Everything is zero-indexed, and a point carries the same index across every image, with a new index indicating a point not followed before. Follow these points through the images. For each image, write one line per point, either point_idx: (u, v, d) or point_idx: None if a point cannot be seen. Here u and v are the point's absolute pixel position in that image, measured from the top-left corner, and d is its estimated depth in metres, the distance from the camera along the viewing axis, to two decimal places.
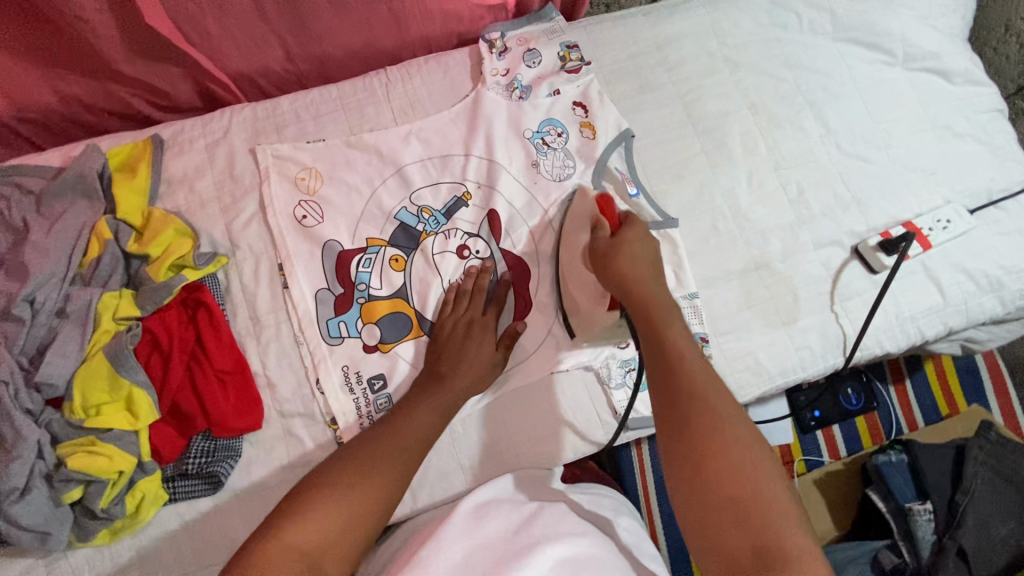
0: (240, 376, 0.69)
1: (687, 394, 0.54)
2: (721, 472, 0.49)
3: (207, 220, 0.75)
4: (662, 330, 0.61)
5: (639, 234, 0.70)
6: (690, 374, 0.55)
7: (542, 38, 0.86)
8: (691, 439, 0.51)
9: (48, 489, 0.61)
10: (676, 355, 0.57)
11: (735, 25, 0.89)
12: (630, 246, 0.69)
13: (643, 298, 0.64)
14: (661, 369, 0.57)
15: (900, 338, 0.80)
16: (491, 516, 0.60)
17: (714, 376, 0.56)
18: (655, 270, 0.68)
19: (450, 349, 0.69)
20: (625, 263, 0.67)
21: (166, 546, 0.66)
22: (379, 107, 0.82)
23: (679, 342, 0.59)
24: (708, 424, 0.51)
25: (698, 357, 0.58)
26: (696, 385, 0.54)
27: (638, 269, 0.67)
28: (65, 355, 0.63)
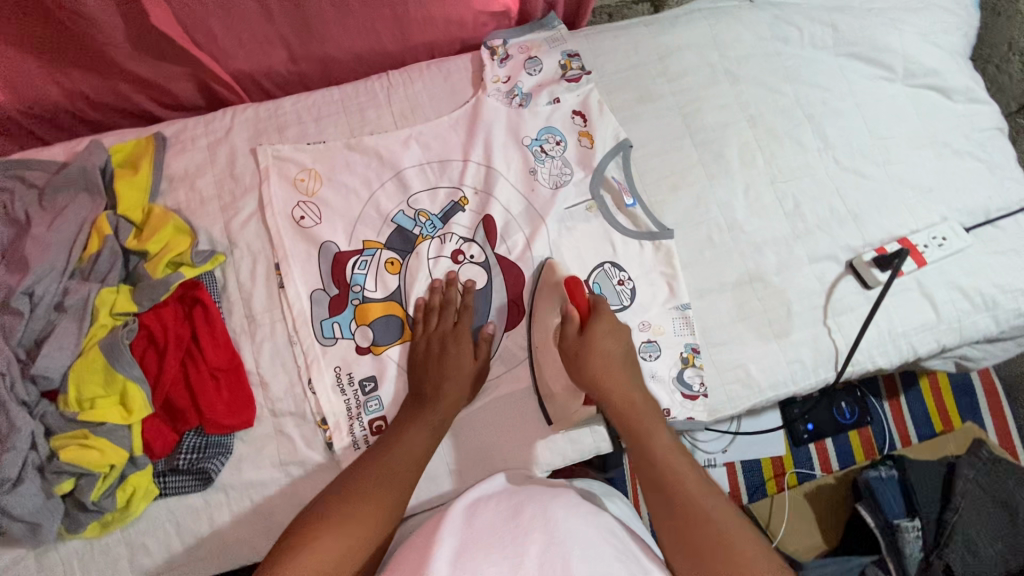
0: (234, 374, 0.70)
1: (691, 525, 0.53)
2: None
3: (206, 218, 0.76)
4: (647, 443, 0.61)
5: (609, 328, 0.68)
6: (686, 491, 0.56)
7: (544, 45, 0.87)
8: (703, 565, 0.51)
9: (40, 480, 0.62)
10: (666, 469, 0.59)
11: (737, 37, 0.90)
12: (601, 342, 0.67)
13: (624, 405, 0.65)
14: (657, 492, 0.57)
15: (892, 354, 0.80)
16: (483, 509, 0.56)
17: (706, 485, 0.58)
18: (626, 366, 0.68)
19: (432, 363, 0.70)
20: (599, 363, 0.66)
21: (156, 540, 0.67)
22: (380, 111, 0.83)
23: (667, 453, 0.60)
24: (714, 544, 0.52)
25: (686, 464, 0.60)
26: (693, 504, 0.55)
27: (613, 371, 0.66)
28: (61, 348, 0.64)
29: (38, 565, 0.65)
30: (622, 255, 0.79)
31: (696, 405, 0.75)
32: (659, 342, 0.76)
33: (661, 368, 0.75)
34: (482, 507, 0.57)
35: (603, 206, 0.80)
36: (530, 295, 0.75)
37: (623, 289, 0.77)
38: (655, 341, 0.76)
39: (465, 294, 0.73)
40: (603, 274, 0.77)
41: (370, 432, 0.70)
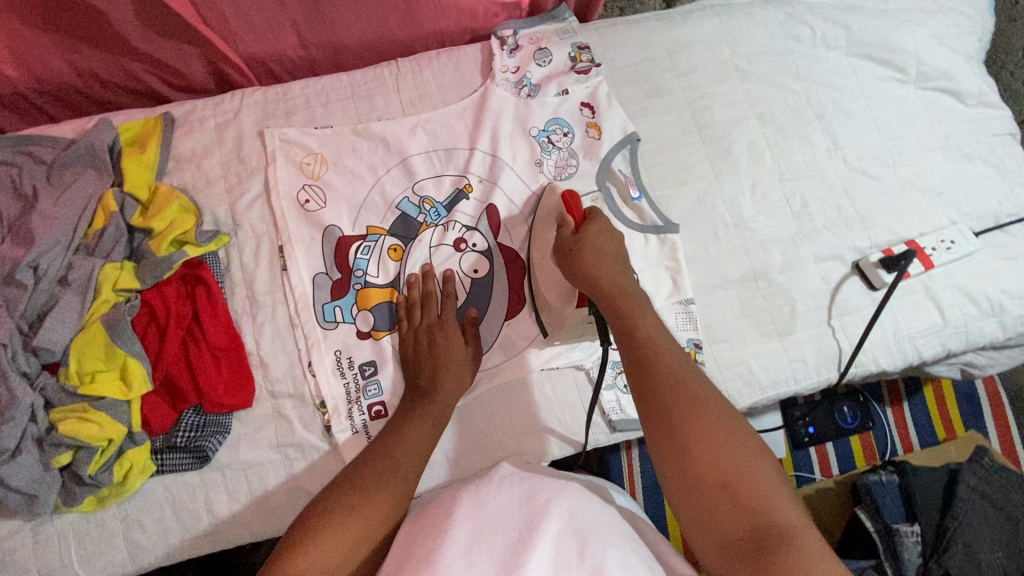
0: (234, 354, 0.70)
1: (670, 391, 0.54)
2: (711, 451, 0.50)
3: (212, 198, 0.76)
4: (634, 326, 0.61)
5: (602, 228, 0.68)
6: (669, 371, 0.56)
7: (555, 37, 0.87)
8: (681, 435, 0.52)
9: (38, 452, 0.62)
10: (651, 347, 0.58)
11: (748, 35, 0.89)
12: (596, 237, 0.67)
13: (615, 296, 0.63)
14: (640, 375, 0.57)
15: (896, 357, 0.80)
16: (497, 492, 0.53)
17: (689, 365, 0.57)
18: (620, 262, 0.67)
19: (430, 354, 0.69)
20: (592, 260, 0.65)
21: (151, 516, 0.67)
22: (388, 98, 0.83)
23: (653, 334, 0.60)
24: (692, 412, 0.53)
25: (670, 345, 0.59)
26: (676, 378, 0.55)
27: (605, 263, 0.65)
28: (63, 322, 0.64)
29: (34, 537, 0.65)
30: (627, 248, 0.78)
31: None
32: None
33: None
34: (493, 489, 0.53)
35: (609, 199, 0.80)
36: (529, 216, 0.78)
37: None
38: None
39: (447, 285, 0.73)
40: None
41: (368, 416, 0.70)
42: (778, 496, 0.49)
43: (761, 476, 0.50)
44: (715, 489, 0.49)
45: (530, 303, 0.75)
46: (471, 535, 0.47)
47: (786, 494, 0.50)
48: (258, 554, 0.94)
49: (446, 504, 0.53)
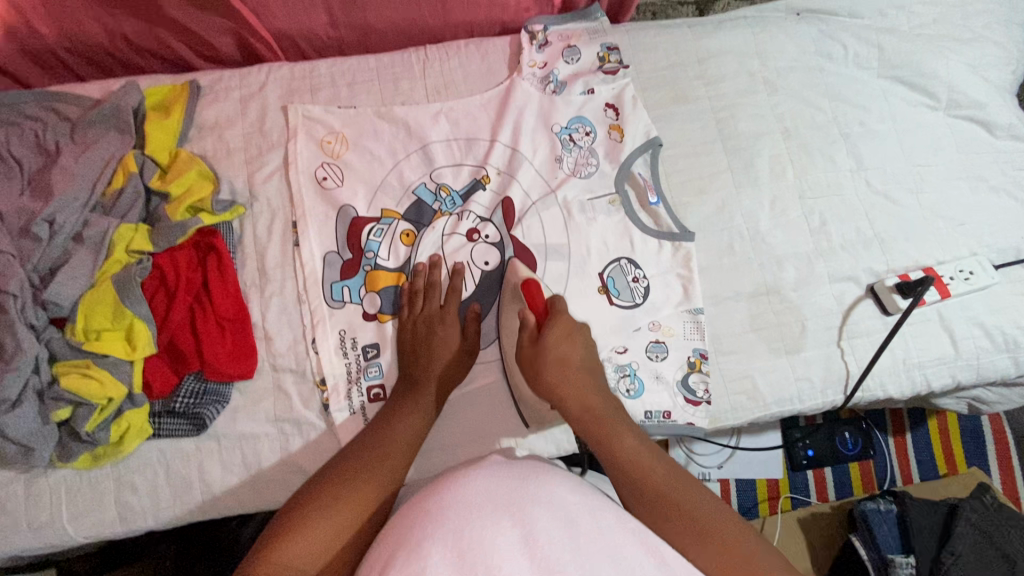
0: (240, 324, 0.70)
1: (674, 521, 0.52)
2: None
3: (230, 169, 0.76)
4: (617, 447, 0.58)
5: (561, 333, 0.65)
6: (667, 497, 0.53)
7: (584, 36, 0.86)
8: (704, 567, 0.49)
9: (39, 405, 0.63)
10: (640, 470, 0.55)
11: (780, 48, 0.89)
12: (555, 348, 0.64)
13: (589, 415, 0.60)
14: (640, 505, 0.54)
15: (904, 384, 0.79)
16: (483, 478, 0.50)
17: (682, 479, 0.55)
18: (586, 369, 0.64)
19: (419, 340, 0.70)
20: (555, 377, 0.62)
21: (144, 479, 0.67)
22: (413, 83, 0.82)
23: (637, 453, 0.57)
24: (707, 542, 0.50)
25: (656, 461, 0.57)
26: (676, 500, 0.53)
27: (570, 375, 0.63)
28: (75, 278, 0.64)
29: (28, 489, 0.65)
30: (640, 253, 0.78)
31: (697, 411, 0.74)
32: (667, 344, 0.75)
33: (666, 370, 0.74)
34: (477, 474, 0.51)
35: (626, 201, 0.79)
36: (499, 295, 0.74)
37: (637, 286, 0.76)
38: (663, 342, 0.75)
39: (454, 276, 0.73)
40: (618, 268, 0.77)
41: (367, 398, 0.70)
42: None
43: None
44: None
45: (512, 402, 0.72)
46: (457, 523, 0.45)
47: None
48: (243, 530, 0.94)
49: (429, 493, 0.50)
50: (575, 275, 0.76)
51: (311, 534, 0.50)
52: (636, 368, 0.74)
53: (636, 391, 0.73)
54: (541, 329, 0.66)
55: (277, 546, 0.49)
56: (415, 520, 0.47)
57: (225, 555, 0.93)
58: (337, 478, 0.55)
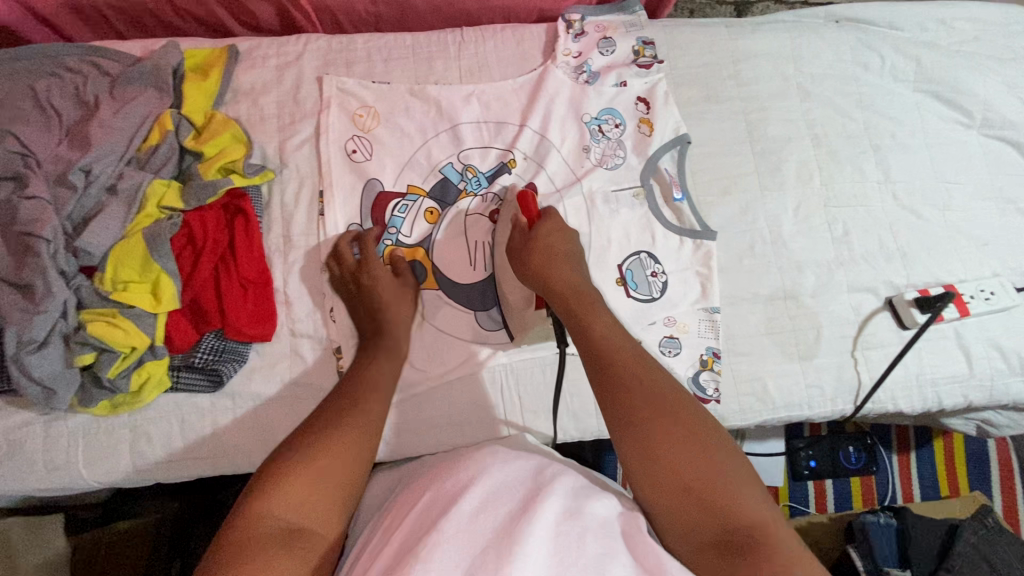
0: (262, 287, 0.71)
1: (627, 389, 0.54)
2: (677, 446, 0.50)
3: (263, 135, 0.78)
4: (590, 331, 0.60)
5: (552, 229, 0.69)
6: (627, 376, 0.55)
7: (621, 28, 0.86)
8: (646, 438, 0.51)
9: (64, 349, 0.64)
10: (607, 344, 0.58)
11: (816, 54, 0.88)
12: (544, 237, 0.68)
13: (572, 295, 0.64)
14: (597, 374, 0.57)
15: (915, 400, 0.78)
16: (494, 467, 0.50)
17: (648, 364, 0.56)
18: (571, 260, 0.68)
19: (363, 298, 0.69)
20: (542, 260, 0.67)
21: (159, 430, 0.68)
22: (448, 63, 0.83)
23: (608, 331, 0.60)
24: (656, 414, 0.52)
25: (628, 347, 0.58)
26: (635, 374, 0.55)
27: (555, 260, 0.67)
28: (107, 228, 0.66)
29: (47, 431, 0.67)
30: (661, 247, 0.78)
31: (705, 409, 0.74)
32: (680, 340, 0.76)
33: (677, 366, 0.75)
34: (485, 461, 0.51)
35: (651, 196, 0.79)
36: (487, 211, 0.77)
37: (655, 281, 0.77)
38: (677, 338, 0.76)
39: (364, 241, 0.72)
40: (638, 262, 0.77)
41: None
42: (749, 491, 0.48)
43: (730, 469, 0.49)
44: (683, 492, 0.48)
45: (500, 312, 0.74)
46: (471, 509, 0.45)
47: (758, 491, 0.49)
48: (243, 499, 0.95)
49: (438, 481, 0.51)
50: (594, 265, 0.76)
51: (298, 484, 0.49)
52: None
53: None
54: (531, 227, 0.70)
55: (263, 495, 0.48)
56: (425, 512, 0.47)
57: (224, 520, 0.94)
58: (322, 428, 0.54)
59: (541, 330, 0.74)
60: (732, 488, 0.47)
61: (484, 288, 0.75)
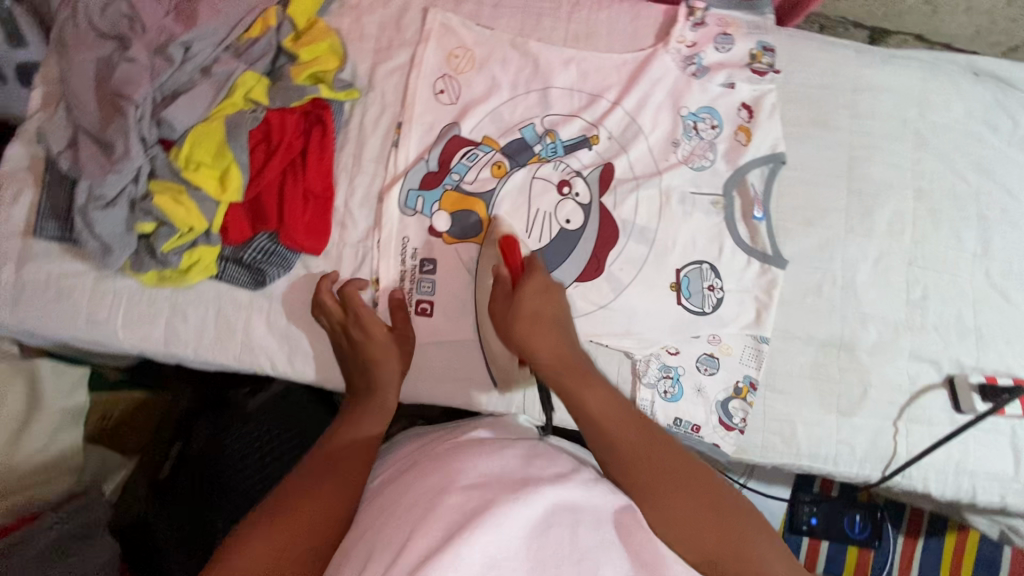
0: (323, 202, 0.71)
1: (640, 461, 0.54)
2: (701, 521, 0.50)
3: (357, 52, 0.77)
4: (584, 398, 0.58)
5: (539, 287, 0.63)
6: (632, 457, 0.54)
7: (744, 28, 0.81)
8: (664, 531, 0.51)
9: (128, 212, 0.66)
10: (610, 418, 0.57)
11: (945, 103, 0.81)
12: (531, 297, 0.62)
13: (561, 366, 0.60)
14: (606, 449, 0.55)
15: (947, 487, 0.73)
16: (483, 460, 0.50)
17: (651, 439, 0.56)
18: (559, 323, 0.63)
19: (354, 351, 0.69)
20: (526, 327, 0.61)
21: (195, 312, 0.70)
22: (557, 24, 0.80)
23: (605, 401, 0.58)
24: (671, 497, 0.51)
25: (622, 411, 0.58)
26: (642, 454, 0.54)
27: (543, 325, 0.61)
28: (192, 107, 0.66)
29: (95, 286, 0.69)
30: (724, 263, 0.75)
31: (726, 436, 0.72)
32: (720, 360, 0.73)
33: (709, 385, 0.73)
34: (468, 454, 0.51)
35: (729, 208, 0.76)
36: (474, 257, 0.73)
37: (710, 295, 0.74)
38: (716, 357, 0.73)
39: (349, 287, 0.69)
40: (698, 271, 0.74)
41: (413, 309, 0.72)
42: (781, 560, 0.50)
43: (761, 554, 0.50)
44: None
45: (484, 358, 0.72)
46: (459, 499, 0.45)
47: (772, 546, 0.51)
48: (250, 405, 0.99)
49: (428, 469, 0.51)
50: (652, 263, 0.74)
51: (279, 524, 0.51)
52: (681, 373, 0.73)
53: (673, 394, 0.72)
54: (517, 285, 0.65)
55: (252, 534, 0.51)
56: (415, 498, 0.47)
57: (228, 419, 0.97)
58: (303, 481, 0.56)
59: (520, 383, 0.72)
60: (756, 552, 0.49)
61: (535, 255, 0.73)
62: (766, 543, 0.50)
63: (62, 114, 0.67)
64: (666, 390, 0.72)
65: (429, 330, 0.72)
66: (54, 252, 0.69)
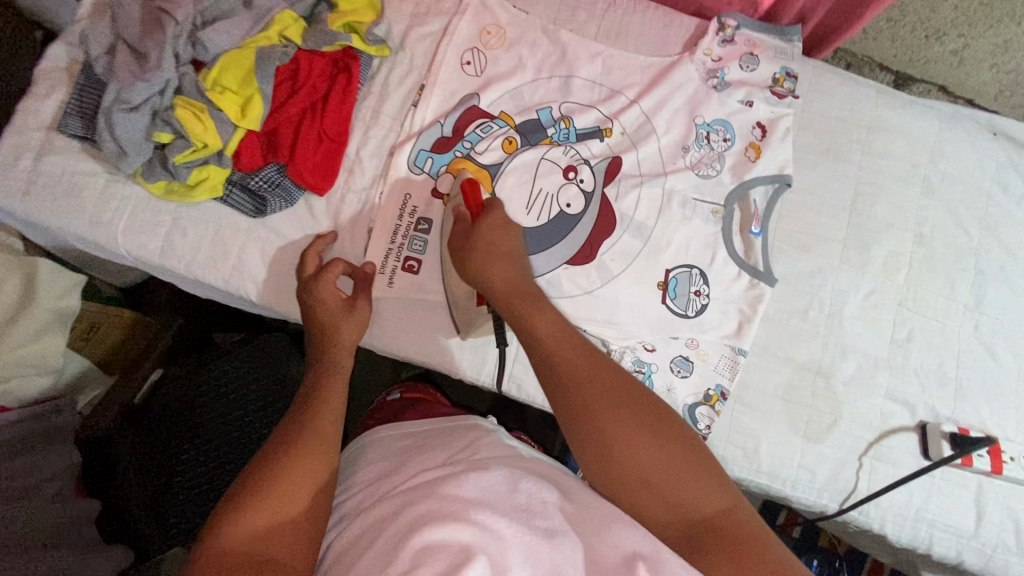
0: (335, 146, 0.73)
1: (582, 378, 0.55)
2: (638, 438, 0.52)
3: (395, 14, 0.79)
4: (533, 320, 0.59)
5: (496, 223, 0.65)
6: (576, 372, 0.55)
7: (771, 51, 0.82)
8: (605, 438, 0.52)
9: (149, 120, 0.68)
10: (553, 342, 0.57)
11: (958, 156, 0.82)
12: (485, 231, 0.64)
13: (512, 292, 0.61)
14: (548, 371, 0.57)
15: (904, 532, 0.72)
16: (478, 485, 0.49)
17: (598, 358, 0.57)
18: (516, 256, 0.64)
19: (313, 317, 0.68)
20: (481, 257, 0.63)
21: (194, 230, 0.72)
22: (590, 18, 0.82)
23: (553, 327, 0.59)
24: (612, 409, 0.53)
25: (570, 336, 0.58)
26: (583, 370, 0.55)
27: (497, 259, 0.63)
28: (226, 34, 0.68)
29: (104, 188, 0.72)
30: (714, 271, 0.75)
31: None
32: (695, 365, 0.73)
33: (679, 387, 0.73)
34: (460, 476, 0.50)
35: (728, 219, 0.77)
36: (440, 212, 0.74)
37: (695, 300, 0.74)
38: (691, 361, 0.73)
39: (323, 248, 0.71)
40: (687, 275, 0.75)
41: (401, 265, 0.73)
42: (711, 483, 0.51)
43: (699, 476, 0.51)
44: (644, 486, 0.51)
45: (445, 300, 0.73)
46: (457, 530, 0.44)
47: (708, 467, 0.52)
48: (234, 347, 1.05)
49: (424, 493, 0.49)
50: (643, 259, 0.75)
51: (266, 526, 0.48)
52: (653, 370, 0.73)
53: None
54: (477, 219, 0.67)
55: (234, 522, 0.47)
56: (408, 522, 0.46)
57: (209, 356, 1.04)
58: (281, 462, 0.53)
59: (483, 328, 0.72)
60: (689, 472, 0.51)
61: (530, 232, 0.74)
62: (698, 464, 0.51)
63: (106, 22, 0.70)
64: None
65: (414, 286, 0.73)
66: (73, 150, 0.72)
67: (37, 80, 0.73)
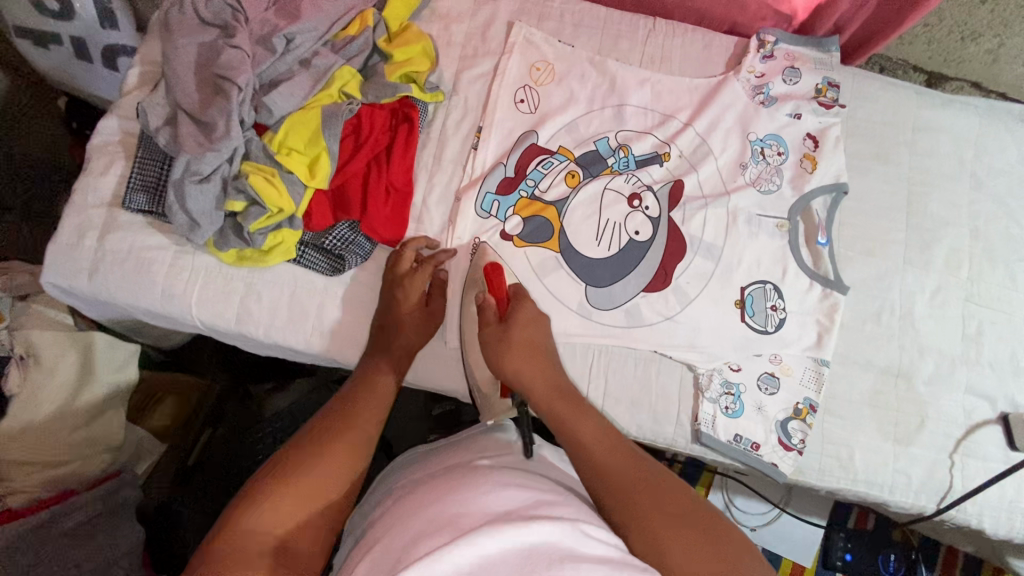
0: (404, 196, 0.73)
1: (633, 480, 0.51)
2: (693, 545, 0.46)
3: (444, 59, 0.80)
4: (580, 423, 0.56)
5: (527, 319, 0.65)
6: (624, 477, 0.51)
7: (811, 63, 0.84)
8: (660, 545, 0.46)
9: (220, 189, 0.67)
10: (598, 446, 0.54)
11: (1001, 148, 0.84)
12: (523, 326, 0.64)
13: (555, 395, 0.60)
14: (594, 475, 0.52)
15: (1001, 525, 0.73)
16: (489, 491, 0.45)
17: (643, 463, 0.53)
18: (554, 360, 0.64)
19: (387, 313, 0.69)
20: (523, 354, 0.62)
21: (270, 294, 0.71)
22: (633, 46, 0.83)
23: (598, 432, 0.56)
24: (666, 517, 0.48)
25: (617, 440, 0.55)
26: (633, 473, 0.52)
27: (540, 359, 0.63)
28: (291, 96, 0.69)
29: (173, 261, 0.70)
30: (788, 285, 0.76)
31: (784, 456, 0.71)
32: (781, 380, 0.74)
33: (770, 404, 0.73)
34: (474, 486, 0.46)
35: (794, 231, 0.78)
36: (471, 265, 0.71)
37: (773, 315, 0.75)
38: (777, 377, 0.74)
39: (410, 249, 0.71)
40: (761, 291, 0.75)
41: None
42: None
43: None
44: None
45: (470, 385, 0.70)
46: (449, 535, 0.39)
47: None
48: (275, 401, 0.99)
49: (434, 502, 0.45)
50: (718, 279, 0.75)
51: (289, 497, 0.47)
52: (742, 390, 0.73)
53: (734, 410, 0.73)
54: (504, 316, 0.65)
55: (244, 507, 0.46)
56: (413, 531, 0.42)
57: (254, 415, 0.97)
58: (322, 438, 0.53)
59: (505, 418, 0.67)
60: None
61: (603, 263, 0.74)
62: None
63: (161, 93, 0.69)
64: (727, 406, 0.73)
65: None
66: (138, 225, 0.71)
67: (93, 156, 0.72)
